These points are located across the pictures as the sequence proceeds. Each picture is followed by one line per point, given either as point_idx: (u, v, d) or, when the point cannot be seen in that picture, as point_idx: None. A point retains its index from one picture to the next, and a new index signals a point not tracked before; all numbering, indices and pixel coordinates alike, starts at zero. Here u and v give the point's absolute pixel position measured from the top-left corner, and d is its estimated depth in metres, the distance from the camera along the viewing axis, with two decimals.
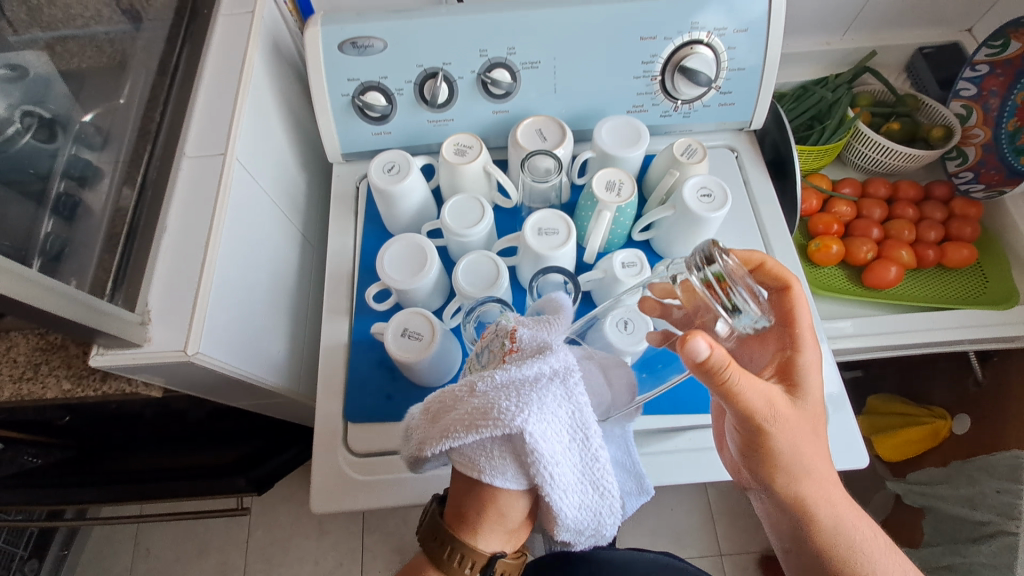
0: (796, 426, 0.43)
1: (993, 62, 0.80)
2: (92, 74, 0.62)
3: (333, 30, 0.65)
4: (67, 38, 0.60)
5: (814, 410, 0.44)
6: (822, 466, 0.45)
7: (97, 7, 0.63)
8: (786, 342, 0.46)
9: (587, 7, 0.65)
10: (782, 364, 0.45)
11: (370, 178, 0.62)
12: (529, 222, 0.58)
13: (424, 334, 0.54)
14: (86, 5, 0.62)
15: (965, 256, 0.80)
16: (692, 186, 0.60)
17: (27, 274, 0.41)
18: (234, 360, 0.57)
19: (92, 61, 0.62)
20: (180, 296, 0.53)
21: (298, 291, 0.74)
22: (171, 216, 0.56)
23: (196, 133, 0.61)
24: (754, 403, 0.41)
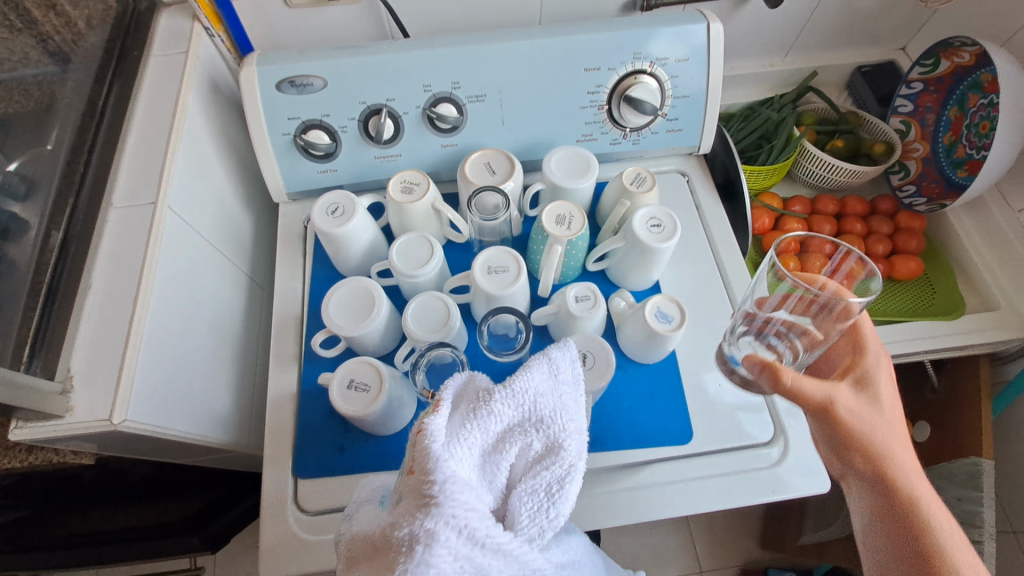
0: (870, 416, 0.49)
1: (927, 79, 0.85)
2: (17, 120, 0.57)
3: (272, 69, 0.63)
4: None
5: (888, 409, 0.50)
6: (909, 457, 0.49)
7: (24, 49, 0.59)
8: (855, 348, 0.55)
9: (529, 41, 0.65)
10: (849, 367, 0.54)
11: (313, 221, 0.60)
12: (478, 261, 0.57)
13: (371, 385, 0.52)
14: (12, 47, 0.58)
15: (913, 268, 0.82)
16: (642, 217, 0.60)
17: None
18: (170, 422, 0.54)
19: (19, 105, 0.58)
20: (105, 360, 0.49)
21: (244, 338, 0.70)
22: (96, 272, 0.53)
23: (125, 181, 0.58)
24: (813, 392, 0.48)
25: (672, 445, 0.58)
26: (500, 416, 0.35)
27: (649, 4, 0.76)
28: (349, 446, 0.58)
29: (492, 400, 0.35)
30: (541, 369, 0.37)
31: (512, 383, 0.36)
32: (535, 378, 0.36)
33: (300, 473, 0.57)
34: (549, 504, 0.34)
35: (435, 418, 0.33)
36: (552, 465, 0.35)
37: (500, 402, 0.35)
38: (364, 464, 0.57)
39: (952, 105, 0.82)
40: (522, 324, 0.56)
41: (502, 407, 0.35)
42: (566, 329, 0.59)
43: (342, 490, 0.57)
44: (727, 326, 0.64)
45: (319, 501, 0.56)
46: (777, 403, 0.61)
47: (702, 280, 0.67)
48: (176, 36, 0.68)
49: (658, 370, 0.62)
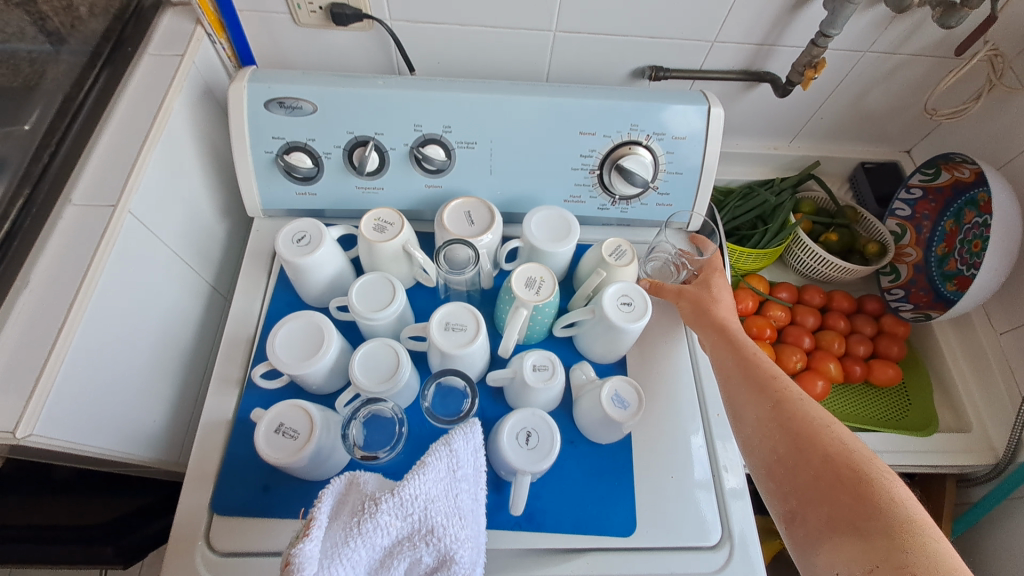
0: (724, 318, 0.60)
1: (926, 187, 0.84)
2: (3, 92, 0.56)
3: (263, 86, 0.62)
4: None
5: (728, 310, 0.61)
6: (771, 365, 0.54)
7: (20, 25, 0.59)
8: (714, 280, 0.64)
9: (527, 98, 0.64)
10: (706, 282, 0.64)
11: (277, 248, 0.58)
12: (436, 315, 0.54)
13: (301, 433, 0.49)
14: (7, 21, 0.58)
15: (890, 375, 0.80)
16: (614, 293, 0.58)
17: None
18: (85, 438, 0.51)
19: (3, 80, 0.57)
20: (24, 366, 0.46)
21: (193, 351, 0.68)
22: (36, 270, 0.50)
23: (90, 178, 0.56)
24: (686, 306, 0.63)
25: (612, 535, 0.55)
26: (384, 534, 0.39)
27: (657, 74, 0.76)
28: (275, 486, 0.55)
29: (376, 518, 0.38)
30: (431, 473, 0.41)
31: (399, 493, 0.39)
32: (425, 485, 0.40)
33: (219, 508, 0.54)
34: None
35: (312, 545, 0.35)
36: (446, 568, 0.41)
37: (387, 523, 0.38)
38: (285, 509, 0.54)
39: (948, 217, 0.82)
40: (469, 390, 0.53)
41: (387, 524, 0.38)
42: (520, 396, 0.57)
43: (259, 535, 0.53)
44: (688, 414, 0.61)
45: (231, 542, 0.53)
46: (727, 507, 0.57)
47: (669, 360, 0.64)
48: (175, 37, 0.67)
49: (609, 452, 0.59)
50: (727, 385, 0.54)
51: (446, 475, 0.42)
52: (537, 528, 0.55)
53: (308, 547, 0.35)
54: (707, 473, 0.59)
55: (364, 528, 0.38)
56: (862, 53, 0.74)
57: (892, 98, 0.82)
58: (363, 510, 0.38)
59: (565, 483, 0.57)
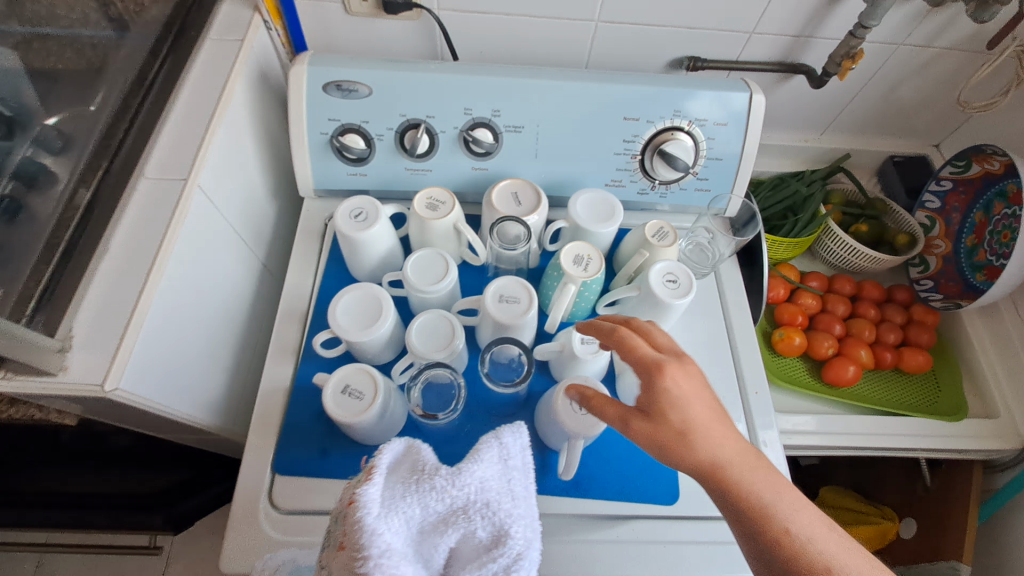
0: None
1: (957, 179, 0.85)
2: (66, 75, 0.60)
3: (321, 69, 0.65)
4: (47, 36, 0.59)
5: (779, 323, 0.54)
6: None
7: (85, 11, 0.63)
8: None
9: (573, 84, 0.66)
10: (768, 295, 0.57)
11: (335, 222, 0.61)
12: (490, 288, 0.57)
13: (366, 394, 0.52)
14: (73, 7, 0.62)
15: (921, 362, 0.81)
16: (659, 271, 0.60)
17: None
18: (158, 398, 0.53)
19: (70, 62, 0.61)
20: (108, 326, 0.49)
21: (248, 324, 0.71)
22: (115, 238, 0.53)
23: (161, 154, 0.59)
24: None
25: (657, 504, 0.58)
26: (437, 500, 0.37)
27: (695, 65, 0.78)
28: (333, 449, 0.58)
29: (432, 479, 0.37)
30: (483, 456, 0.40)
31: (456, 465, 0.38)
32: (478, 466, 0.39)
33: (281, 470, 0.57)
34: None
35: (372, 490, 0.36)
36: (499, 555, 0.36)
37: (442, 488, 0.37)
38: (344, 471, 0.57)
39: (978, 209, 0.83)
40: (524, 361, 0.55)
41: (441, 488, 0.37)
42: (567, 368, 0.59)
43: (320, 494, 0.56)
44: (729, 392, 0.63)
45: (292, 501, 0.56)
46: None
47: (709, 341, 0.67)
48: (235, 23, 0.69)
49: None
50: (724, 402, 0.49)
51: (502, 462, 0.40)
52: (586, 495, 0.57)
53: (370, 489, 0.35)
54: (747, 447, 0.61)
55: (421, 486, 0.37)
56: (896, 46, 0.75)
57: (924, 91, 0.83)
58: (420, 470, 0.38)
59: (612, 454, 0.59)
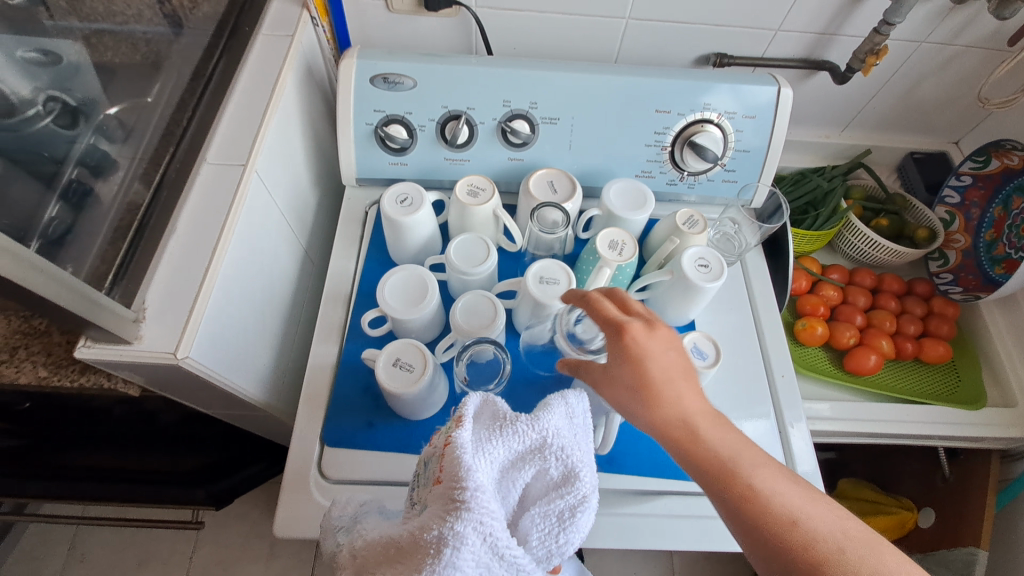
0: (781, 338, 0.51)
1: (977, 174, 0.87)
2: (123, 67, 0.65)
3: (369, 63, 0.68)
4: (104, 32, 0.64)
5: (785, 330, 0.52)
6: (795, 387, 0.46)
7: (141, 8, 0.68)
8: None
9: (608, 78, 0.69)
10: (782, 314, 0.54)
11: (382, 207, 0.64)
12: (532, 270, 0.60)
13: (415, 367, 0.55)
14: (131, 5, 0.67)
15: (941, 352, 0.83)
16: (690, 256, 0.63)
17: (24, 254, 0.41)
18: (218, 369, 0.57)
19: (125, 56, 0.66)
20: (178, 298, 0.53)
21: (292, 306, 0.74)
22: (182, 218, 0.57)
23: (220, 141, 0.63)
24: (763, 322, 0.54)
25: (689, 480, 0.60)
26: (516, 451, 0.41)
27: (722, 61, 0.81)
28: (379, 422, 0.60)
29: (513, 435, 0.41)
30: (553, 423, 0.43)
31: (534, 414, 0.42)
32: (553, 418, 0.43)
33: (329, 441, 0.59)
34: (560, 529, 0.41)
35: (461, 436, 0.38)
36: (566, 494, 0.42)
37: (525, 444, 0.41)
38: (390, 443, 0.59)
39: (997, 204, 0.84)
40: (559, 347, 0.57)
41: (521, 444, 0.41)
42: None
43: (367, 465, 0.58)
44: (758, 377, 0.66)
45: (342, 470, 0.58)
46: (794, 459, 0.62)
47: (737, 326, 0.69)
48: (285, 20, 0.73)
49: None
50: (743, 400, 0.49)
51: (570, 418, 0.45)
52: (621, 468, 0.59)
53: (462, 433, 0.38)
54: (774, 429, 0.63)
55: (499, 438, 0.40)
56: (919, 44, 0.78)
57: (945, 89, 0.85)
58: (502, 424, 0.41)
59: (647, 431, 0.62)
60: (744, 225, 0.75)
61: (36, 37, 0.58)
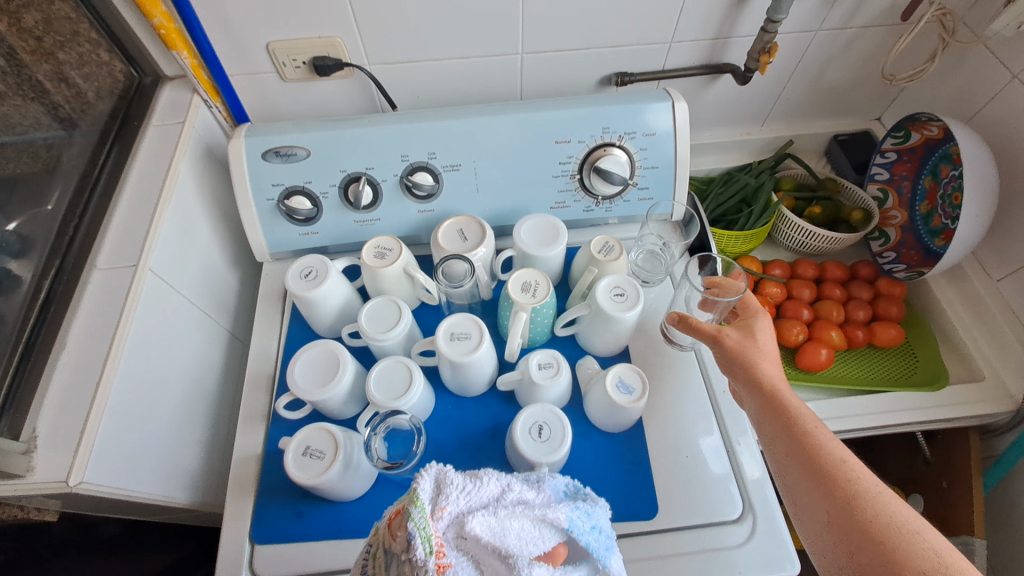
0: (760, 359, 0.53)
1: (900, 150, 0.87)
2: (23, 178, 0.61)
3: (259, 140, 0.67)
4: (5, 144, 0.59)
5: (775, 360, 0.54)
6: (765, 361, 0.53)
7: (37, 115, 0.64)
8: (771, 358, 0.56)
9: (502, 118, 0.69)
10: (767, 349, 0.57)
11: (287, 284, 0.62)
12: (442, 328, 0.58)
13: (326, 453, 0.52)
14: (26, 113, 0.63)
15: (892, 336, 0.81)
16: (605, 287, 0.61)
17: None
18: (129, 482, 0.54)
19: (26, 167, 0.61)
20: (69, 422, 0.50)
21: (219, 394, 0.72)
22: (72, 334, 0.55)
23: (111, 245, 0.61)
24: (713, 331, 0.56)
25: (637, 520, 0.57)
26: (526, 490, 0.44)
27: (623, 80, 0.80)
28: (308, 511, 0.57)
29: (498, 544, 0.39)
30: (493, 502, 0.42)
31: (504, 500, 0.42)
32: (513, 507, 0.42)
33: (258, 539, 0.56)
34: (492, 501, 0.42)
35: (424, 549, 0.36)
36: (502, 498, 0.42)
37: (504, 483, 0.43)
38: (320, 531, 0.57)
39: (927, 174, 0.84)
40: (417, 428, 0.57)
41: (467, 487, 0.41)
42: (529, 396, 0.60)
43: (299, 558, 0.56)
44: (699, 398, 0.63)
45: (273, 569, 0.55)
46: (747, 483, 0.59)
47: (671, 348, 0.67)
48: (175, 107, 0.73)
49: (623, 440, 0.61)
50: (786, 472, 0.47)
51: (492, 501, 0.42)
52: None
53: (517, 516, 0.41)
54: (722, 447, 0.61)
55: (452, 574, 0.36)
56: (814, 33, 0.77)
57: (853, 70, 0.85)
58: (460, 532, 0.39)
59: (596, 476, 0.59)
60: (668, 235, 0.75)
61: None
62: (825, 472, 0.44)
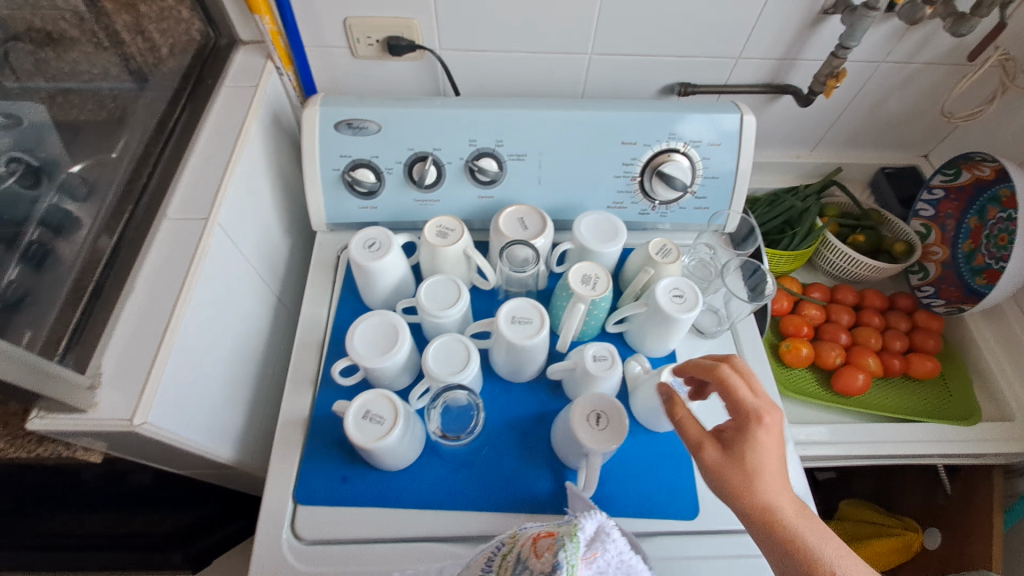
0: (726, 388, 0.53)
1: (949, 187, 0.88)
2: (88, 126, 0.62)
3: (333, 110, 0.68)
4: (70, 90, 0.61)
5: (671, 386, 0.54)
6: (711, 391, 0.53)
7: (106, 66, 0.66)
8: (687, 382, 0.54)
9: (573, 113, 0.70)
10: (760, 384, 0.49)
11: (350, 253, 0.63)
12: (503, 310, 0.59)
13: (387, 419, 0.53)
14: (95, 63, 0.65)
15: (929, 368, 0.82)
16: (665, 287, 0.62)
17: None
18: (182, 431, 0.54)
19: (90, 114, 0.63)
20: (135, 364, 0.51)
21: (264, 356, 0.72)
22: (141, 279, 0.55)
23: (183, 196, 0.62)
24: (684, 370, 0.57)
25: (678, 519, 0.57)
26: None
27: (686, 90, 0.82)
28: (353, 477, 0.58)
29: None
30: None
31: None
32: None
33: (303, 500, 0.57)
34: None
35: None
36: None
37: None
38: (364, 497, 0.57)
39: (972, 215, 0.84)
40: (474, 403, 0.58)
41: None
42: (581, 386, 0.60)
43: (342, 522, 0.56)
44: None
45: (317, 531, 0.56)
46: None
47: (719, 355, 0.67)
48: (249, 71, 0.74)
49: (668, 440, 0.61)
50: None
51: None
52: (622, 517, 0.57)
53: None
54: None
55: None
56: (878, 63, 0.79)
57: (909, 105, 0.86)
58: None
59: (640, 473, 0.59)
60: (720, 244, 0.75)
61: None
62: (780, 512, 0.44)
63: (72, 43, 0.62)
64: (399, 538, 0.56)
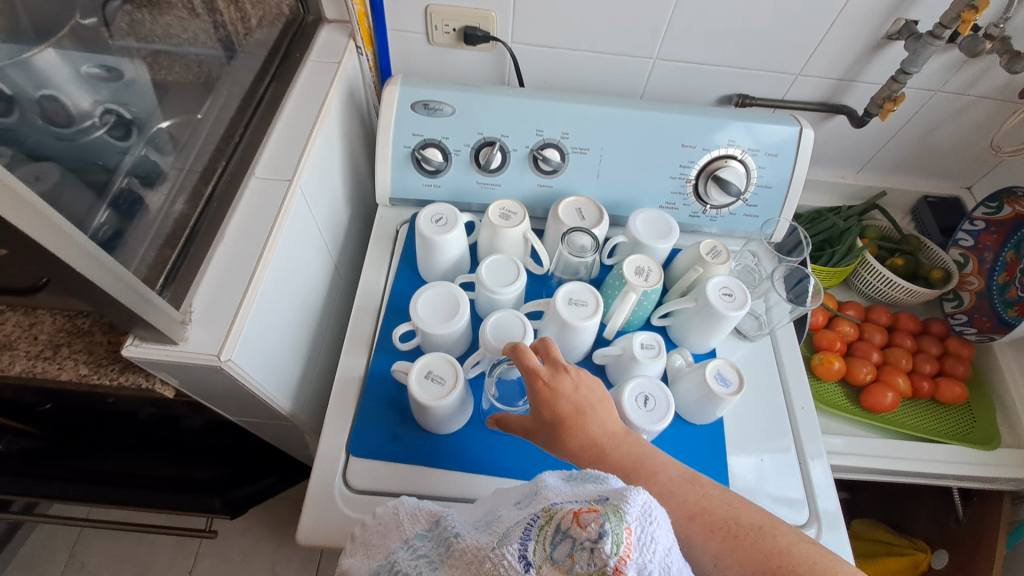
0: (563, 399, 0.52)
1: (989, 220, 0.89)
2: (175, 86, 0.67)
3: (411, 90, 0.72)
4: (160, 53, 0.67)
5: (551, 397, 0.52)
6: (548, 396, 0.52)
7: (195, 32, 0.69)
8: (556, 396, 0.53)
9: (637, 113, 0.73)
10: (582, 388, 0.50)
11: (418, 225, 0.67)
12: (561, 291, 0.62)
13: (447, 380, 0.56)
14: (186, 28, 0.68)
15: (957, 393, 0.84)
16: (715, 285, 0.65)
17: (95, 252, 0.42)
18: (255, 373, 0.58)
19: (178, 76, 0.67)
20: (223, 305, 0.55)
21: (321, 317, 0.76)
22: (230, 230, 0.59)
23: (269, 157, 0.66)
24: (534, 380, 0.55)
25: None
26: None
27: (744, 101, 0.84)
28: (404, 435, 0.61)
29: None
30: None
31: None
32: None
33: (356, 452, 0.60)
34: None
35: None
36: None
37: None
38: (414, 455, 0.60)
39: (1009, 248, 0.86)
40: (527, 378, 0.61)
41: None
42: (625, 371, 0.63)
43: (392, 475, 0.59)
44: (778, 407, 0.67)
45: (366, 481, 0.59)
46: (816, 492, 0.62)
47: (757, 357, 0.70)
48: (332, 48, 0.78)
49: (705, 432, 0.64)
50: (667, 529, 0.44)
51: None
52: None
53: None
54: (795, 461, 0.64)
55: None
56: (934, 92, 0.81)
57: (959, 136, 0.88)
58: None
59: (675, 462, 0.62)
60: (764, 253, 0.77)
61: (99, 55, 0.62)
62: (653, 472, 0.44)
63: (167, 7, 0.67)
64: (444, 495, 0.59)
